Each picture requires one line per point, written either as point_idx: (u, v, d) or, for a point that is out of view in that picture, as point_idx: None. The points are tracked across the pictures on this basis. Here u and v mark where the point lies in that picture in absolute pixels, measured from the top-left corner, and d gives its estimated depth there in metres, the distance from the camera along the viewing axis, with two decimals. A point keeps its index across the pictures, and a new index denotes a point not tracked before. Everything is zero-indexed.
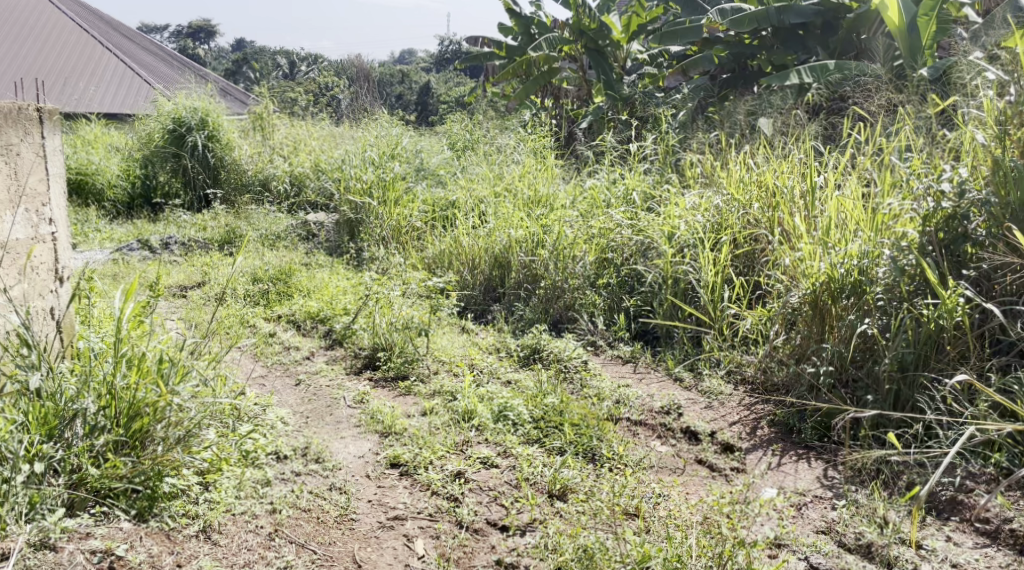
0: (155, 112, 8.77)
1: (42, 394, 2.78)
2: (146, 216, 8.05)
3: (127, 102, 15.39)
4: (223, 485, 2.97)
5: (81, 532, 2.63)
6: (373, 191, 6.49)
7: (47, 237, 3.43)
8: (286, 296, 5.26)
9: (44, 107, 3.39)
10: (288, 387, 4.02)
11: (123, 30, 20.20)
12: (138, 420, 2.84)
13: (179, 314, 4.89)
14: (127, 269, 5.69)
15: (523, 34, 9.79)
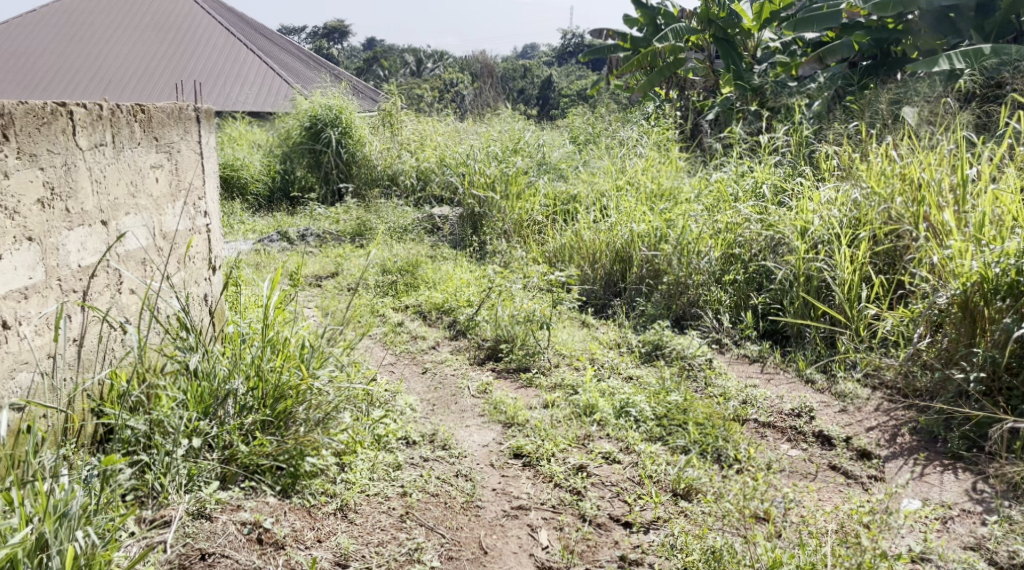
0: (293, 111, 9.19)
1: (199, 373, 2.98)
2: (285, 209, 8.46)
3: (268, 92, 15.84)
4: (358, 467, 3.09)
5: (233, 504, 2.75)
6: (497, 185, 6.57)
7: (202, 228, 3.72)
8: (414, 287, 5.42)
9: (201, 108, 3.67)
10: (415, 374, 4.16)
11: (264, 32, 21.18)
12: (282, 401, 3.03)
13: (315, 302, 5.13)
14: (266, 259, 6.00)
15: (649, 25, 9.69)
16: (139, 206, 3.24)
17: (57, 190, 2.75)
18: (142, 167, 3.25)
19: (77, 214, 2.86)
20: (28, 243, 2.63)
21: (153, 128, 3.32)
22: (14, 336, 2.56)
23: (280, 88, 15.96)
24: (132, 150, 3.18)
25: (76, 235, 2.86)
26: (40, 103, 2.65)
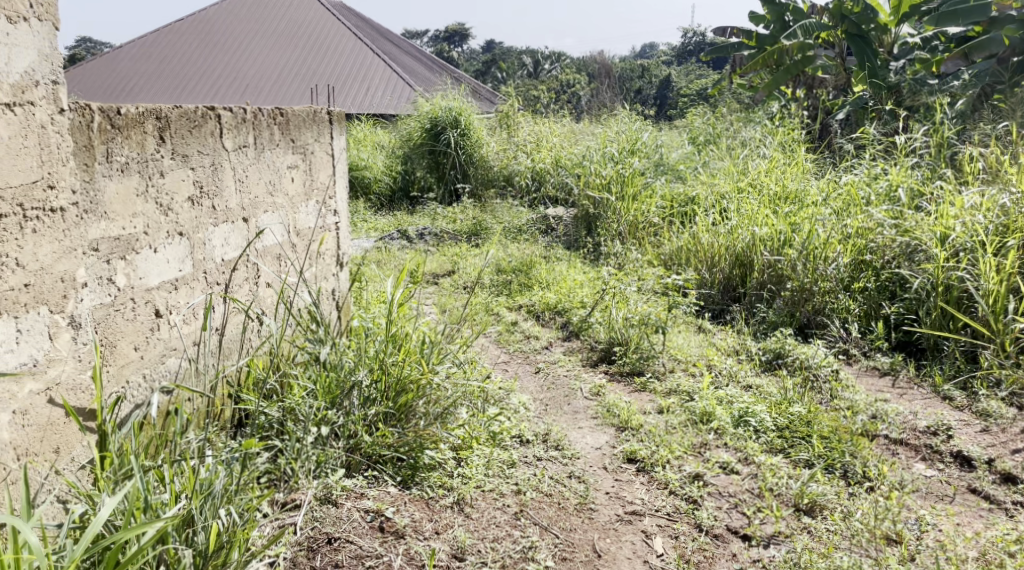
0: (415, 113, 9.43)
1: (327, 365, 3.12)
2: (404, 209, 8.69)
3: (390, 93, 16.15)
4: (473, 462, 3.14)
5: (356, 492, 2.84)
6: (612, 186, 6.53)
7: (333, 227, 3.89)
8: (527, 287, 5.47)
9: (334, 111, 3.82)
10: (528, 374, 4.19)
11: (389, 36, 21.74)
12: (404, 394, 3.13)
13: (432, 299, 5.25)
14: (387, 256, 6.18)
15: (777, 22, 9.42)
16: (276, 205, 3.42)
17: (205, 189, 2.93)
18: (279, 168, 3.42)
19: (221, 212, 3.04)
20: (179, 238, 2.81)
21: (291, 130, 3.49)
22: (165, 324, 2.74)
23: (402, 89, 16.27)
24: (271, 152, 3.35)
25: (220, 230, 3.04)
26: (192, 107, 2.81)
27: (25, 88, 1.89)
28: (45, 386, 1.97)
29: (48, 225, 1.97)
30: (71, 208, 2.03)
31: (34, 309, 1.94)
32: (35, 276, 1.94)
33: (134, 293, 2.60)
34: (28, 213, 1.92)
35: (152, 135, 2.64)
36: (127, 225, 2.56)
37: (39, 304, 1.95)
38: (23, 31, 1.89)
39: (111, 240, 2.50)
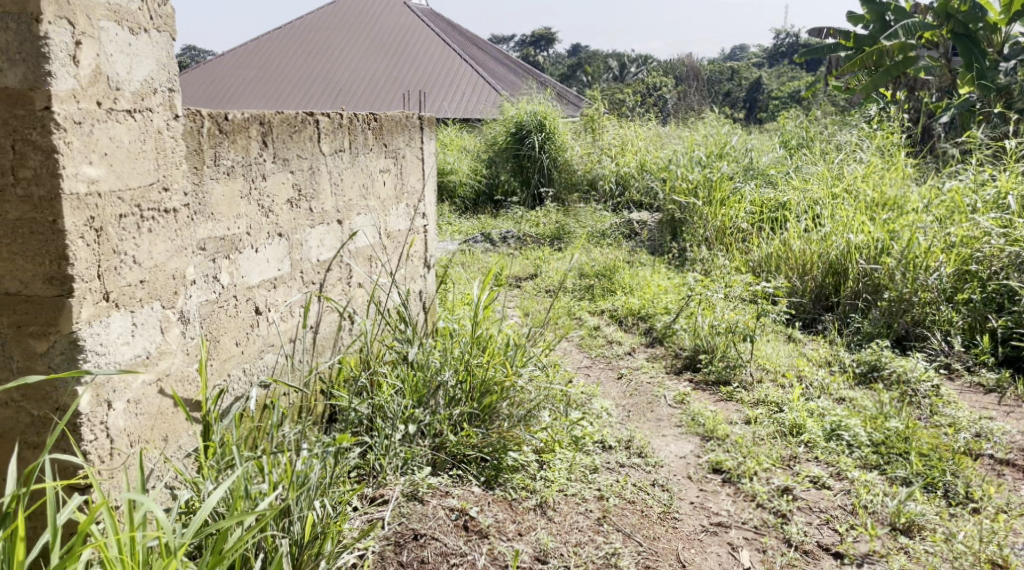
0: (501, 117, 9.51)
1: (414, 364, 3.19)
2: (488, 212, 8.76)
3: (476, 98, 16.32)
4: (556, 466, 3.15)
5: (441, 490, 2.86)
6: (699, 191, 6.44)
7: (421, 229, 3.98)
8: (611, 291, 5.45)
9: (424, 116, 3.92)
10: (611, 380, 4.17)
11: (476, 42, 21.98)
12: (488, 395, 3.18)
13: (515, 302, 5.28)
14: (471, 259, 6.25)
15: (877, 22, 9.13)
16: (370, 207, 3.51)
17: (303, 192, 3.03)
18: (372, 171, 3.51)
19: (318, 214, 3.14)
20: (278, 238, 2.91)
21: (384, 136, 3.58)
22: (263, 321, 2.84)
23: (488, 95, 16.42)
24: (365, 156, 3.44)
25: (316, 232, 3.14)
26: (293, 112, 2.92)
27: (145, 95, 1.99)
28: (156, 376, 2.08)
29: (162, 225, 2.08)
30: (183, 209, 2.16)
31: (148, 304, 2.04)
32: (150, 272, 2.04)
33: (236, 290, 2.70)
34: (145, 212, 2.01)
35: (256, 139, 2.74)
36: (231, 226, 2.66)
37: (152, 299, 2.05)
38: (144, 42, 2.00)
39: (217, 239, 2.60)
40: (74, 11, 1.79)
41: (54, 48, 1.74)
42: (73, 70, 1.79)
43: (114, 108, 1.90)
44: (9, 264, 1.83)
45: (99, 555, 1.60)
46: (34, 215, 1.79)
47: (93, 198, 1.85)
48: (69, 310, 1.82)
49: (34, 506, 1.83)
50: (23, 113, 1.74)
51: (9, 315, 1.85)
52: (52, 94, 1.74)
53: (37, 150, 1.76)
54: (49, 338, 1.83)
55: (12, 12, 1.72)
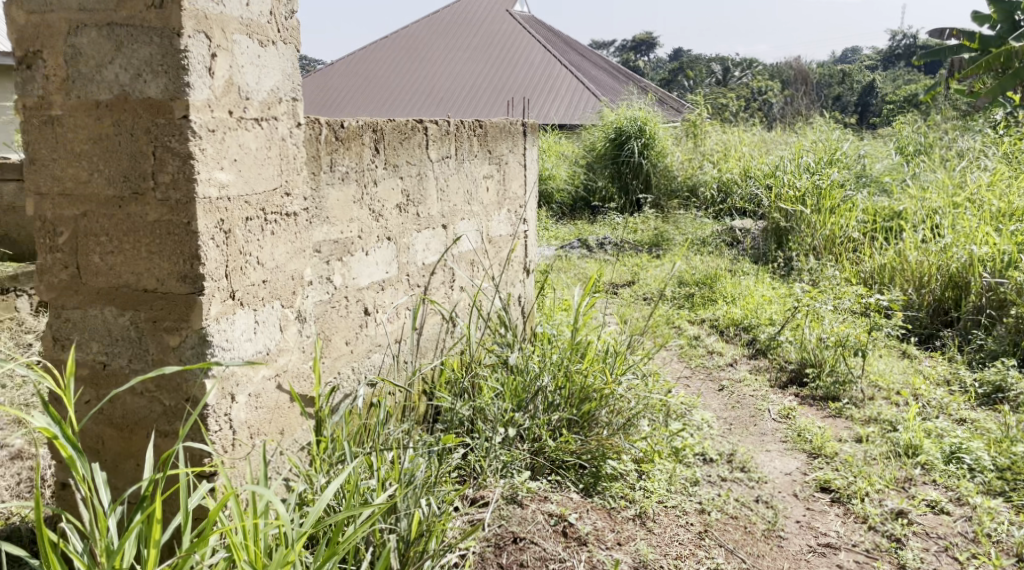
0: (600, 123, 9.47)
1: (513, 369, 3.21)
2: (585, 218, 8.72)
3: (575, 102, 16.27)
4: (656, 477, 3.11)
5: (540, 495, 2.87)
6: (807, 198, 6.25)
7: (521, 235, 4.03)
8: (711, 300, 5.36)
9: (527, 123, 3.96)
10: (712, 391, 4.09)
11: (577, 47, 21.96)
12: (587, 402, 3.17)
13: (613, 308, 5.25)
14: (568, 264, 6.23)
15: (1005, 22, 8.67)
16: (474, 212, 3.57)
17: (411, 197, 3.11)
18: (476, 177, 3.57)
19: (424, 218, 3.21)
20: (387, 242, 3.00)
21: (489, 142, 3.63)
22: (371, 322, 2.93)
23: (587, 99, 16.37)
24: (470, 163, 3.50)
25: (423, 236, 3.21)
26: (404, 120, 3.00)
27: (271, 104, 2.10)
28: (275, 372, 2.18)
29: (283, 228, 2.18)
30: (301, 213, 2.26)
31: (269, 303, 2.14)
32: (271, 273, 2.14)
33: (348, 291, 2.79)
34: (269, 216, 2.12)
35: (369, 146, 2.83)
36: (345, 229, 2.75)
37: (273, 299, 2.15)
38: (272, 54, 2.11)
39: (331, 242, 2.69)
40: (212, 26, 1.90)
41: (193, 60, 1.85)
42: (209, 81, 1.90)
43: (244, 117, 2.00)
44: (147, 263, 1.94)
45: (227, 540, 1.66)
46: (171, 218, 1.89)
47: (223, 202, 1.95)
48: (200, 307, 1.92)
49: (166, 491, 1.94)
50: (164, 121, 1.85)
51: (146, 311, 1.97)
52: (189, 103, 1.84)
53: (175, 156, 1.86)
54: (181, 333, 1.94)
55: (157, 26, 1.83)
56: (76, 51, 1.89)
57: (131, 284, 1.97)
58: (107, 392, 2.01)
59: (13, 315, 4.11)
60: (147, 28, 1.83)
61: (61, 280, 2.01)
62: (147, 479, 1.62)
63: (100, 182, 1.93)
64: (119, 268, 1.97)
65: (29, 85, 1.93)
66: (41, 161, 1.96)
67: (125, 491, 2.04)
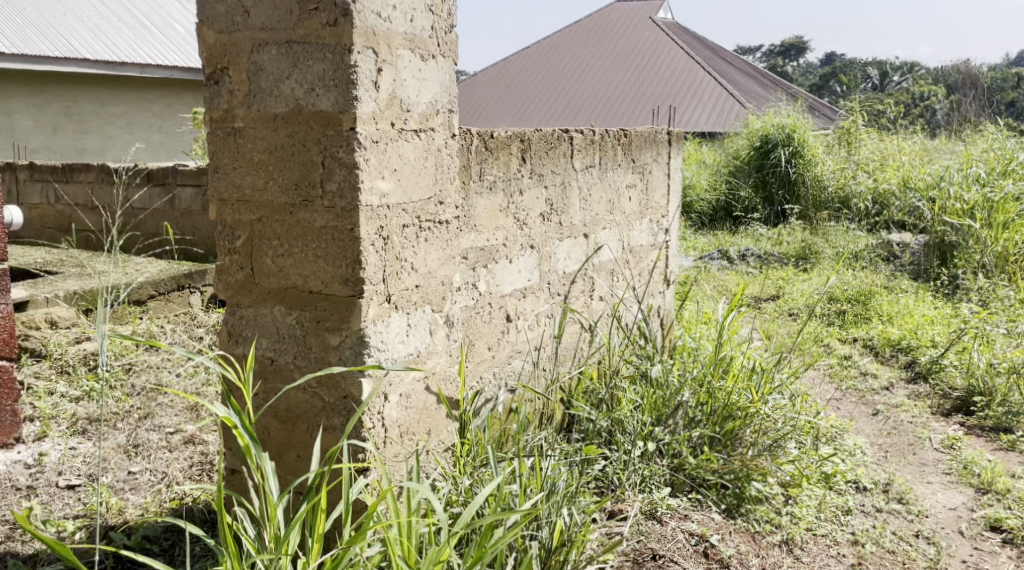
0: (746, 130, 9.22)
1: (654, 382, 3.14)
2: (728, 228, 8.49)
3: (719, 109, 15.81)
4: (804, 502, 3.00)
5: (681, 512, 2.82)
6: (976, 212, 5.83)
7: (663, 244, 4.00)
8: (865, 318, 5.10)
9: (673, 131, 3.92)
10: (866, 416, 3.88)
11: (721, 53, 21.40)
12: (730, 420, 3.09)
13: (757, 323, 5.09)
14: (709, 275, 6.09)
15: None
16: (616, 222, 3.57)
17: (555, 206, 3.14)
18: (620, 187, 3.56)
19: (567, 227, 3.23)
20: (531, 250, 3.04)
21: (634, 151, 3.62)
22: (513, 329, 2.98)
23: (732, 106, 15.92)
24: (614, 171, 3.50)
25: (565, 245, 3.23)
26: (551, 129, 3.04)
27: (429, 116, 2.20)
28: (424, 375, 2.26)
29: (436, 235, 2.27)
30: (454, 221, 2.35)
31: (421, 307, 2.23)
32: (424, 279, 2.23)
33: (492, 298, 2.84)
34: (423, 224, 2.21)
35: (516, 155, 2.89)
36: (491, 237, 2.80)
37: (424, 303, 2.24)
38: (432, 68, 2.21)
39: (478, 250, 2.75)
40: (379, 42, 1.99)
41: (362, 74, 1.94)
42: (375, 94, 1.99)
43: (404, 129, 2.10)
44: (314, 266, 2.06)
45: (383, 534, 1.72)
46: (336, 224, 2.00)
47: (383, 210, 2.04)
48: (359, 309, 2.01)
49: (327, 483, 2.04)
50: (333, 133, 1.95)
51: (310, 311, 2.08)
52: (357, 116, 1.93)
53: (342, 165, 1.96)
54: (342, 333, 2.05)
55: (330, 43, 1.93)
56: (258, 68, 2.03)
57: (298, 285, 2.09)
58: (273, 386, 2.14)
59: (185, 310, 4.46)
60: (321, 45, 1.94)
61: (237, 280, 2.17)
62: (313, 470, 1.71)
63: (275, 190, 2.06)
64: (288, 270, 2.09)
65: (217, 100, 2.10)
66: (224, 169, 2.12)
67: (290, 480, 2.18)
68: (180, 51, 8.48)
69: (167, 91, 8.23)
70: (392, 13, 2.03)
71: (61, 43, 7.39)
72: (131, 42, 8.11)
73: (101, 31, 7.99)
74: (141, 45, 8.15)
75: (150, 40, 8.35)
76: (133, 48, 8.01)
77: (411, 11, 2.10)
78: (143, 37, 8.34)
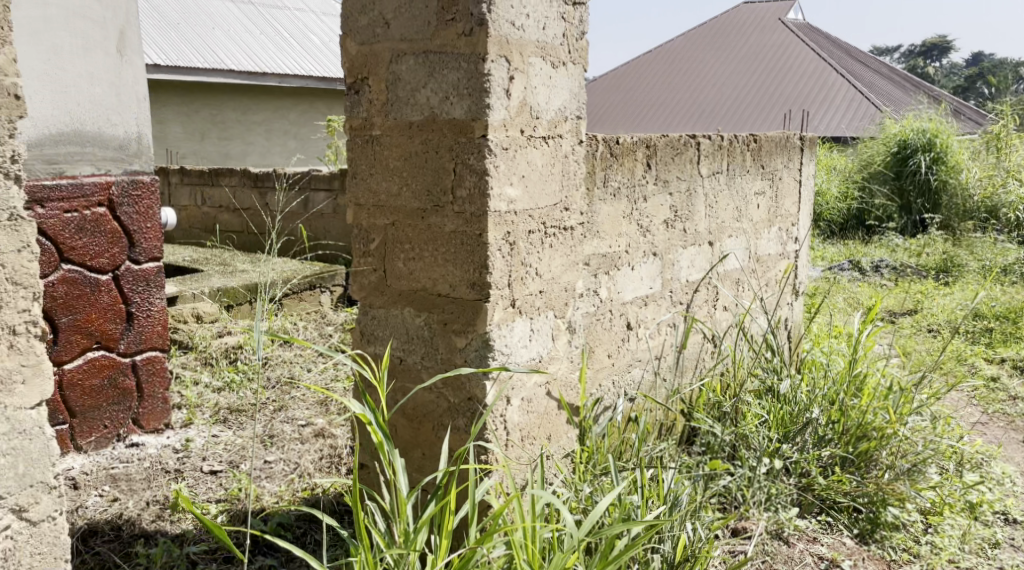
0: (882, 135, 8.81)
1: (781, 397, 3.05)
2: (861, 236, 8.12)
3: (853, 111, 15.00)
4: (946, 532, 2.81)
5: (809, 535, 2.72)
6: None
7: (792, 254, 3.87)
8: (1014, 336, 4.76)
9: (805, 136, 3.79)
10: (1016, 443, 3.62)
11: (855, 54, 20.38)
12: (864, 441, 2.94)
13: (891, 338, 4.84)
14: (839, 286, 5.85)
15: None
16: (743, 229, 3.47)
17: (680, 214, 3.09)
18: (748, 194, 3.47)
19: (691, 235, 3.17)
20: (654, 258, 3.00)
21: (764, 157, 3.52)
22: (634, 337, 2.94)
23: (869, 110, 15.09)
24: (742, 178, 3.42)
25: (689, 253, 3.18)
26: (677, 135, 2.99)
27: (558, 122, 2.21)
28: (546, 380, 2.27)
29: (560, 240, 2.28)
30: (579, 227, 2.35)
31: (544, 312, 2.25)
32: (548, 284, 2.25)
33: (613, 305, 2.82)
34: (549, 229, 2.23)
35: (642, 161, 2.86)
36: (614, 243, 2.78)
37: (547, 309, 2.26)
38: (563, 75, 2.22)
39: (600, 256, 2.73)
40: (512, 51, 2.02)
41: (495, 83, 1.97)
42: (506, 102, 2.02)
43: (534, 135, 2.12)
44: (442, 270, 2.10)
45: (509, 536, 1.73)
46: (466, 229, 2.04)
47: (511, 216, 2.07)
48: (485, 312, 2.04)
49: (453, 483, 2.08)
50: (465, 140, 2.00)
51: (438, 313, 2.13)
52: (488, 124, 1.97)
53: (472, 172, 2.00)
54: (468, 336, 2.08)
55: (465, 52, 1.97)
56: (396, 77, 2.10)
57: (427, 288, 2.14)
58: (401, 385, 2.21)
59: (316, 308, 4.65)
60: (456, 54, 1.99)
61: (371, 281, 2.25)
62: (442, 470, 1.74)
63: (408, 195, 2.13)
64: (418, 273, 2.15)
65: (356, 108, 2.19)
66: (361, 175, 2.20)
67: (417, 479, 2.24)
68: (316, 62, 8.84)
69: (303, 99, 8.61)
70: (526, 21, 2.06)
71: (210, 55, 7.85)
72: (271, 54, 8.52)
73: (245, 44, 8.43)
74: (280, 56, 8.55)
75: (289, 52, 8.74)
76: (273, 59, 8.41)
77: (544, 19, 2.13)
78: (283, 49, 8.75)
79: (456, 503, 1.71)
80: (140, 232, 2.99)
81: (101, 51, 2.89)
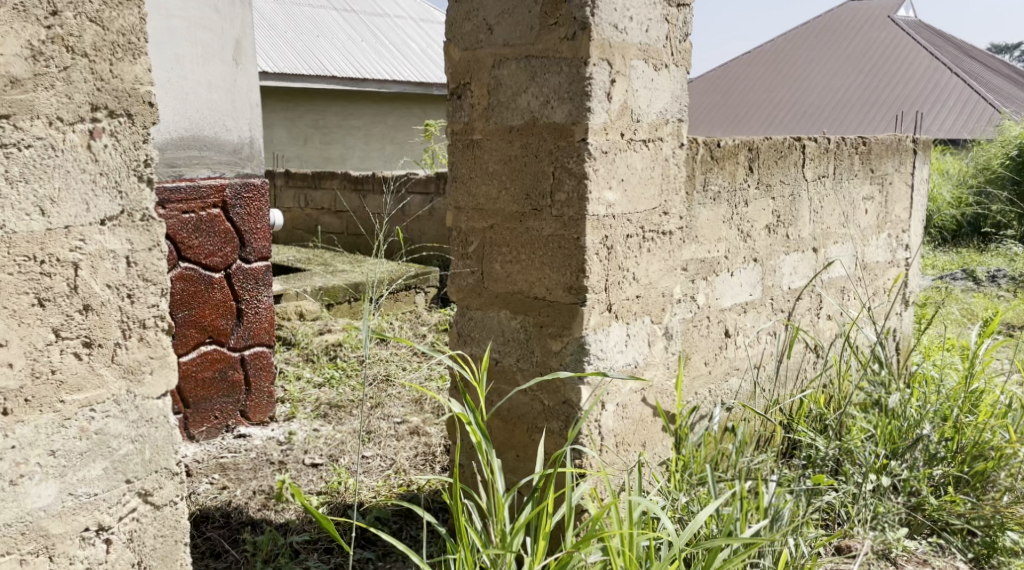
0: (1001, 138, 8.36)
1: (890, 411, 2.91)
2: (976, 244, 7.71)
3: (968, 111, 14.12)
4: None
5: (919, 557, 2.57)
6: None
7: (901, 262, 3.71)
8: None
9: (918, 139, 3.62)
10: None
11: (972, 52, 19.29)
12: (980, 461, 2.81)
13: (1010, 353, 4.59)
14: (952, 297, 5.58)
15: None
16: (849, 235, 3.35)
17: (783, 218, 3.01)
18: (856, 199, 3.34)
19: (794, 240, 3.08)
20: (754, 264, 2.93)
21: (873, 160, 3.38)
22: (732, 345, 2.88)
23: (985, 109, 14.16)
24: (850, 182, 3.29)
25: (791, 259, 3.09)
26: (782, 138, 2.91)
27: (659, 125, 2.19)
28: (641, 386, 2.24)
29: (658, 245, 2.25)
30: (678, 231, 2.32)
31: (641, 317, 2.23)
32: (645, 289, 2.22)
33: (710, 312, 2.76)
34: (647, 233, 2.21)
35: (744, 165, 2.79)
36: (713, 248, 2.72)
37: (644, 314, 2.23)
38: (664, 77, 2.19)
39: (698, 262, 2.67)
40: (614, 53, 2.01)
41: (596, 86, 1.97)
42: (607, 105, 2.01)
43: (634, 139, 2.10)
44: (539, 273, 2.11)
45: (606, 542, 1.72)
46: (563, 233, 2.04)
47: (609, 220, 2.06)
48: (582, 316, 2.04)
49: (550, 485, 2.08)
50: (565, 144, 1.99)
51: (535, 316, 2.14)
52: (589, 127, 1.96)
53: (571, 175, 1.99)
54: (564, 339, 2.08)
55: (567, 56, 1.97)
56: (498, 82, 2.11)
57: (524, 291, 2.15)
58: (496, 386, 2.22)
59: (411, 309, 4.75)
60: (559, 58, 1.99)
61: (468, 283, 2.27)
62: (539, 473, 1.72)
63: (506, 199, 2.14)
64: (515, 276, 2.16)
65: (458, 113, 2.22)
66: (461, 178, 2.23)
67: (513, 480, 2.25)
68: (415, 68, 9.01)
69: (401, 104, 8.80)
70: (628, 23, 2.04)
71: (314, 62, 8.10)
72: (372, 60, 8.73)
73: (347, 52, 8.67)
74: (380, 63, 8.75)
75: (389, 58, 8.94)
76: (373, 66, 8.62)
77: (647, 21, 2.10)
78: (383, 55, 8.95)
79: (554, 507, 1.70)
80: (250, 232, 3.10)
81: (219, 59, 3.05)
